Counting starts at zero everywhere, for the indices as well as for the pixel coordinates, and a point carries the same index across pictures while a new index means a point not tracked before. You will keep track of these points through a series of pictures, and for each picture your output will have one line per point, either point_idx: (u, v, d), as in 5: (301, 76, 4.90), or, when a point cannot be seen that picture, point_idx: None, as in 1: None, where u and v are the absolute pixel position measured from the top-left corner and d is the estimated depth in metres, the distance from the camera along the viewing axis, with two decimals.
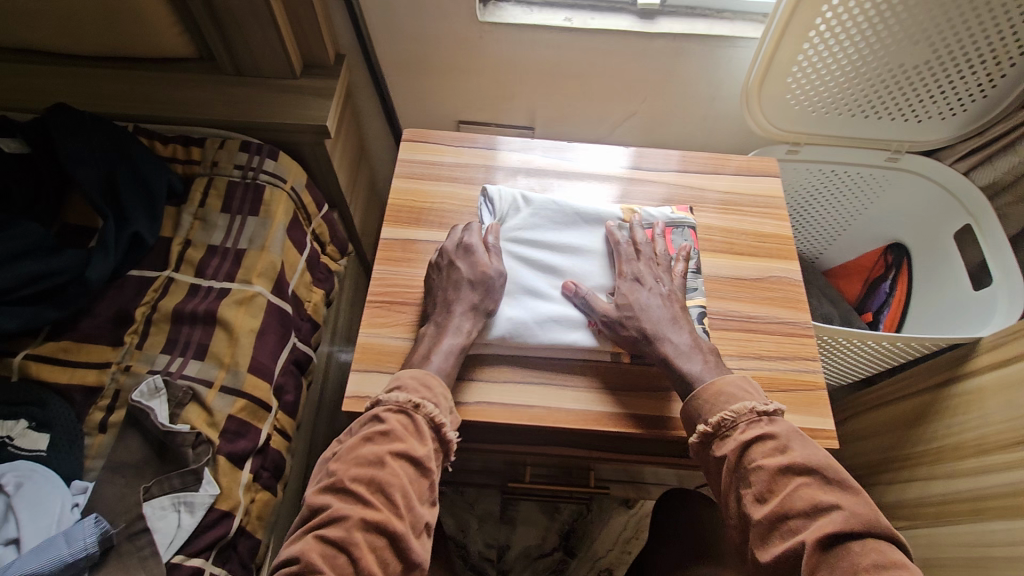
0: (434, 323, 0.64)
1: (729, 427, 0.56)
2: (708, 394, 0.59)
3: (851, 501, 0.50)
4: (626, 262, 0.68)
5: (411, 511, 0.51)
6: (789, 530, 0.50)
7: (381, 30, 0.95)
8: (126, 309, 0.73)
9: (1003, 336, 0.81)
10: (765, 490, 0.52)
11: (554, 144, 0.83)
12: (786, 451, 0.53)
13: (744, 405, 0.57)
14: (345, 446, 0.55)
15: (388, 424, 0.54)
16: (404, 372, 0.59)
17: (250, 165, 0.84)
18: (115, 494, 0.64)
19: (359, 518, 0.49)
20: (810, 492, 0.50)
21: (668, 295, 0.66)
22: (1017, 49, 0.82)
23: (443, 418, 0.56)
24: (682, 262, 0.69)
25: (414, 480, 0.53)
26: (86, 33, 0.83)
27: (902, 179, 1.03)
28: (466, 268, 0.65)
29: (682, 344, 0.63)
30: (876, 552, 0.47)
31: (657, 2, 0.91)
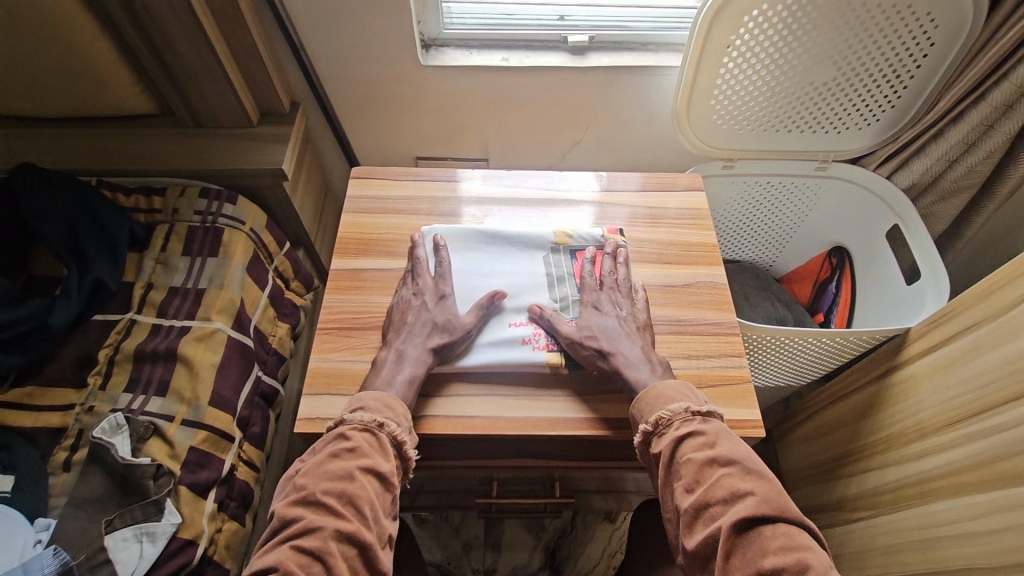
0: (396, 350, 0.66)
1: (665, 425, 0.59)
2: (647, 396, 0.62)
3: (765, 488, 0.52)
4: (587, 291, 0.73)
5: (377, 524, 0.53)
6: (709, 517, 0.51)
7: (332, 79, 1.01)
8: (89, 352, 0.76)
9: (929, 323, 0.86)
10: (693, 481, 0.54)
11: (495, 172, 0.88)
12: (714, 445, 0.55)
13: (678, 405, 0.60)
14: (311, 463, 0.55)
15: (354, 441, 0.56)
16: (367, 394, 0.61)
17: (209, 210, 0.89)
18: (77, 527, 0.67)
19: (333, 528, 0.50)
20: (731, 481, 0.52)
21: (625, 316, 0.70)
22: (914, 63, 0.87)
23: (404, 436, 0.58)
24: (642, 292, 0.74)
25: (379, 494, 0.54)
26: (50, 97, 0.89)
27: (833, 185, 1.08)
28: (436, 313, 0.69)
29: (631, 355, 0.66)
30: (786, 536, 0.48)
31: (586, 40, 0.98)
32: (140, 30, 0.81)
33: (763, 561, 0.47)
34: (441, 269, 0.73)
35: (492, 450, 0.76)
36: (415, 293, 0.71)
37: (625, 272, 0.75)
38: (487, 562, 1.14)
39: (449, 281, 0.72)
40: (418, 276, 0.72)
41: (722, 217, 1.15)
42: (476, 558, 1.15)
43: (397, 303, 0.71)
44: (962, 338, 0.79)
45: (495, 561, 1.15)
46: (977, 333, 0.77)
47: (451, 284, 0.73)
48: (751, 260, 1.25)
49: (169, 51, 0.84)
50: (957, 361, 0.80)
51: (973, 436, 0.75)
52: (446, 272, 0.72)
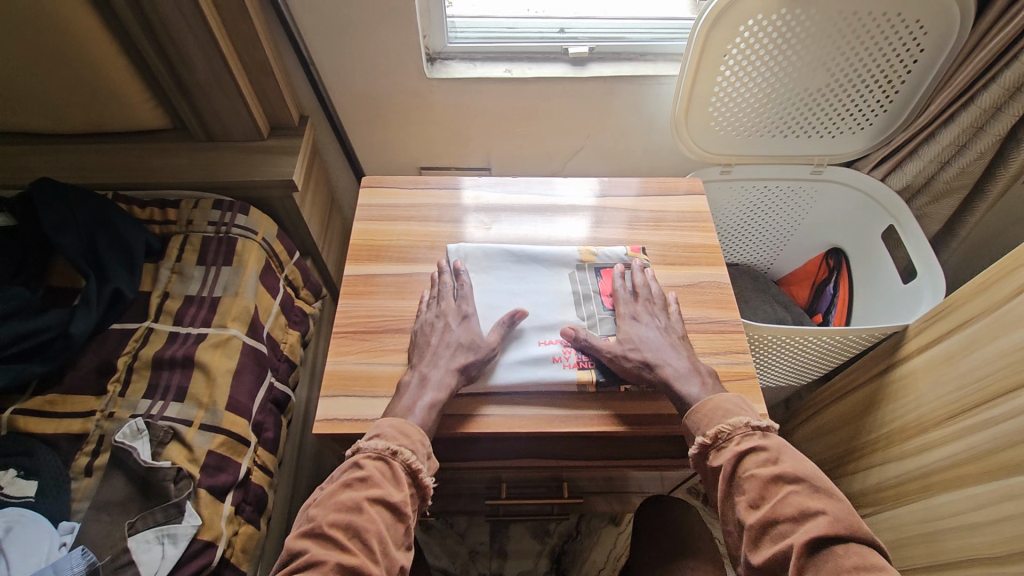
0: (420, 374, 0.66)
1: (725, 438, 0.60)
2: (704, 409, 0.63)
3: (836, 507, 0.53)
4: (624, 303, 0.74)
5: (386, 557, 0.53)
6: (778, 534, 0.53)
7: (339, 92, 1.04)
8: (109, 359, 0.78)
9: (926, 320, 0.88)
10: (758, 497, 0.55)
11: (500, 179, 0.91)
12: (777, 462, 0.57)
13: (739, 419, 0.61)
14: (325, 492, 0.57)
15: (367, 471, 0.57)
16: (384, 421, 0.61)
17: (222, 221, 0.91)
18: (101, 530, 0.68)
19: (337, 562, 0.51)
20: (799, 499, 0.54)
21: (665, 329, 0.72)
22: (905, 69, 0.90)
23: (419, 464, 0.59)
24: (676, 304, 0.75)
25: (390, 525, 0.55)
26: (67, 114, 0.91)
27: (828, 188, 1.11)
28: (460, 333, 0.69)
29: (681, 368, 0.67)
30: (858, 555, 0.50)
31: (586, 50, 1.01)
32: (157, 47, 0.83)
33: None
34: (461, 292, 0.73)
35: (502, 450, 0.78)
36: (436, 315, 0.71)
37: (656, 287, 0.77)
38: (493, 568, 1.15)
39: (470, 301, 0.73)
40: (437, 300, 0.73)
41: (722, 220, 1.17)
42: (483, 564, 1.15)
43: (419, 327, 0.72)
44: (959, 333, 0.81)
45: (501, 568, 1.15)
46: (973, 328, 0.79)
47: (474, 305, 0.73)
48: (751, 263, 1.28)
49: (184, 67, 0.87)
50: (955, 355, 0.82)
51: (973, 428, 0.77)
52: (466, 295, 0.73)
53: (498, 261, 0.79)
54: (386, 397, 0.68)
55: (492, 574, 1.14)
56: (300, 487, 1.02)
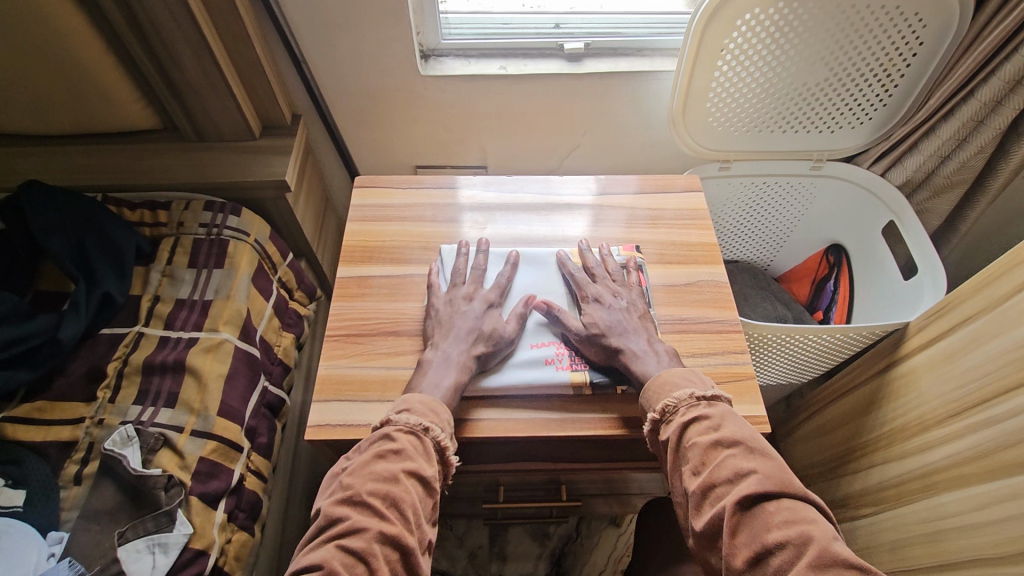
0: (441, 352, 0.66)
1: (672, 411, 0.59)
2: (654, 386, 0.63)
3: (769, 467, 0.52)
4: (586, 286, 0.73)
5: (420, 529, 0.52)
6: (716, 497, 0.52)
7: (332, 91, 1.03)
8: (98, 365, 0.77)
9: (927, 318, 0.87)
10: (699, 463, 0.54)
11: (495, 178, 0.90)
12: (719, 428, 0.56)
13: (684, 392, 0.60)
14: (357, 462, 0.55)
15: (400, 443, 0.55)
16: (413, 396, 0.61)
17: (214, 222, 0.90)
18: (90, 539, 0.67)
19: (378, 530, 0.49)
20: (735, 461, 0.53)
21: (628, 308, 0.71)
22: (904, 62, 0.89)
23: (447, 441, 0.58)
24: (634, 274, 0.76)
25: (422, 498, 0.54)
26: (55, 114, 0.90)
27: (829, 185, 1.09)
28: (484, 321, 0.69)
29: (639, 348, 0.67)
30: (790, 510, 0.49)
31: (581, 46, 0.99)
32: (146, 47, 0.82)
33: (768, 535, 0.47)
34: (499, 282, 0.74)
35: (500, 454, 0.76)
36: (463, 298, 0.72)
37: (615, 262, 0.77)
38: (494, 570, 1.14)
39: (501, 291, 0.73)
40: (452, 286, 0.73)
41: (721, 216, 1.15)
42: (484, 566, 1.14)
43: (435, 309, 0.71)
44: (961, 330, 0.80)
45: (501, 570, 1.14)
46: (975, 325, 0.78)
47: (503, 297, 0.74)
48: (751, 260, 1.26)
49: (173, 68, 0.85)
50: (957, 353, 0.80)
51: (975, 427, 0.75)
52: (501, 286, 0.74)
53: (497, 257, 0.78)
54: (380, 402, 0.67)
55: None
56: (296, 492, 1.01)
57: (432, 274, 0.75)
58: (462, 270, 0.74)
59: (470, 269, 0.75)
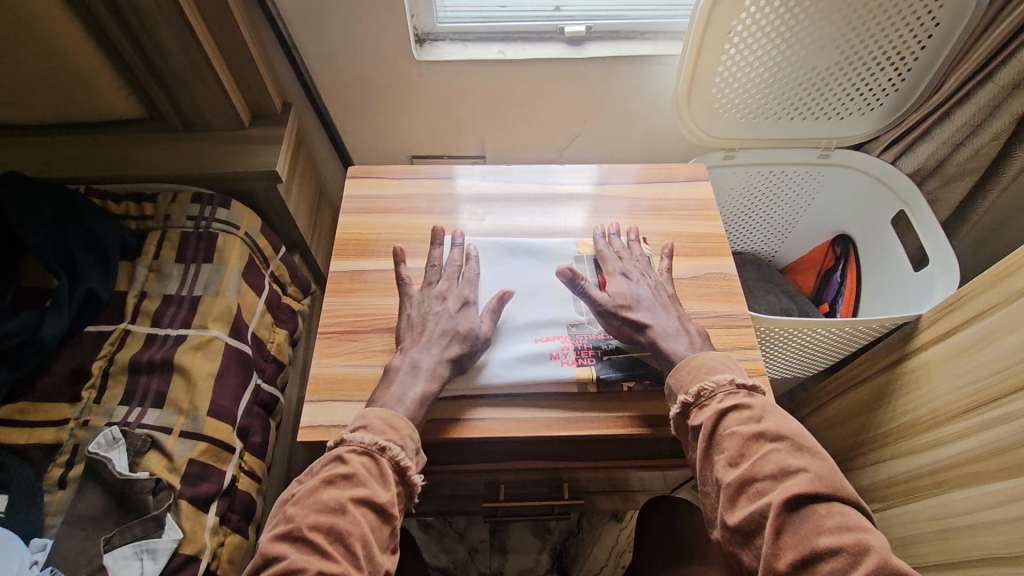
0: (409, 360, 0.62)
1: (708, 396, 0.57)
2: (688, 366, 0.60)
3: (818, 466, 0.50)
4: (613, 262, 0.71)
5: (370, 562, 0.49)
6: (756, 494, 0.50)
7: (324, 78, 0.99)
8: (82, 365, 0.74)
9: (940, 310, 0.84)
10: (738, 454, 0.52)
11: (494, 167, 0.86)
12: (760, 420, 0.53)
13: (723, 377, 0.58)
14: (306, 488, 0.52)
15: (350, 467, 0.52)
16: (372, 411, 0.57)
17: (201, 215, 0.87)
18: (74, 546, 0.65)
19: (319, 570, 0.47)
20: (781, 456, 0.50)
21: (655, 286, 0.69)
22: (918, 44, 0.85)
23: (408, 462, 0.55)
24: (664, 259, 0.73)
25: (375, 527, 0.51)
26: (35, 103, 0.87)
27: (837, 173, 1.06)
28: (460, 322, 0.65)
29: (669, 327, 0.65)
30: (842, 515, 0.47)
31: (583, 29, 0.96)
32: (127, 32, 0.78)
33: (817, 539, 0.46)
34: (468, 275, 0.69)
35: (500, 453, 0.74)
36: (436, 297, 0.67)
37: (640, 249, 0.74)
38: (494, 566, 1.12)
39: (473, 286, 0.69)
40: (425, 284, 0.69)
41: (725, 207, 1.12)
42: (483, 562, 1.12)
43: (410, 308, 0.67)
44: (975, 324, 0.78)
45: (501, 566, 1.12)
46: (990, 319, 0.75)
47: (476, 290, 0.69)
48: (755, 250, 1.23)
49: (157, 55, 0.82)
50: (969, 347, 0.78)
51: (989, 424, 0.73)
52: (472, 280, 0.69)
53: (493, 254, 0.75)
54: None
55: (492, 572, 1.11)
56: None
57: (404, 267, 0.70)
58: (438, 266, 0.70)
59: (447, 264, 0.71)
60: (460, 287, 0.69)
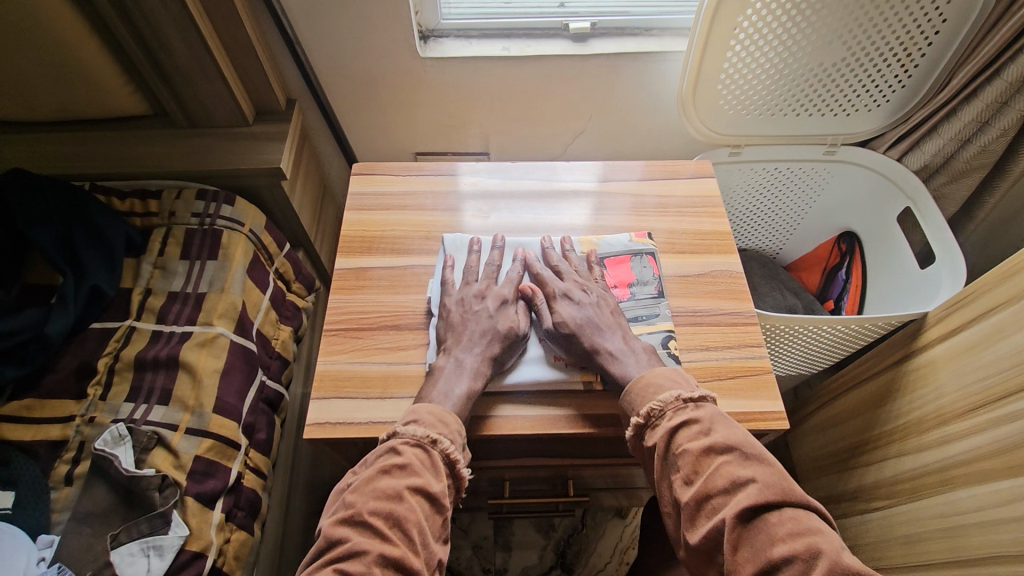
0: (454, 358, 0.63)
1: (658, 415, 0.57)
2: (637, 389, 0.60)
3: (768, 474, 0.50)
4: (553, 281, 0.70)
5: (425, 548, 0.50)
6: (712, 509, 0.50)
7: (329, 75, 0.99)
8: (88, 362, 0.74)
9: (948, 307, 0.84)
10: (691, 472, 0.52)
11: (499, 165, 0.86)
12: (709, 433, 0.54)
13: (671, 394, 0.58)
14: (361, 478, 0.53)
15: (405, 458, 0.53)
16: (423, 406, 0.58)
17: (207, 212, 0.87)
18: (81, 543, 0.65)
19: (378, 553, 0.47)
20: (730, 469, 0.51)
21: (598, 302, 0.68)
22: (925, 40, 0.85)
23: (458, 455, 0.56)
24: (597, 267, 0.74)
25: (428, 516, 0.52)
26: (40, 100, 0.86)
27: (843, 170, 1.05)
28: (501, 322, 0.66)
29: (616, 348, 0.64)
30: (793, 521, 0.47)
31: (587, 25, 0.95)
32: (132, 28, 0.78)
33: (773, 550, 0.46)
34: (512, 278, 0.71)
35: (505, 450, 0.74)
36: (475, 297, 0.69)
37: (577, 258, 0.74)
38: (498, 563, 1.12)
39: (514, 287, 0.70)
40: (465, 283, 0.71)
41: (731, 203, 1.12)
42: (487, 559, 1.12)
43: (448, 307, 0.68)
44: (983, 321, 0.77)
45: (505, 562, 1.12)
46: (997, 317, 0.75)
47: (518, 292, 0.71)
48: (760, 248, 1.23)
49: (162, 51, 0.81)
50: (977, 345, 0.77)
51: (996, 422, 0.73)
52: (513, 281, 0.71)
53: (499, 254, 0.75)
54: (381, 400, 0.64)
55: (496, 569, 1.11)
56: (297, 487, 0.99)
57: (445, 270, 0.72)
58: (475, 268, 0.72)
59: (483, 266, 0.72)
60: (498, 287, 0.70)
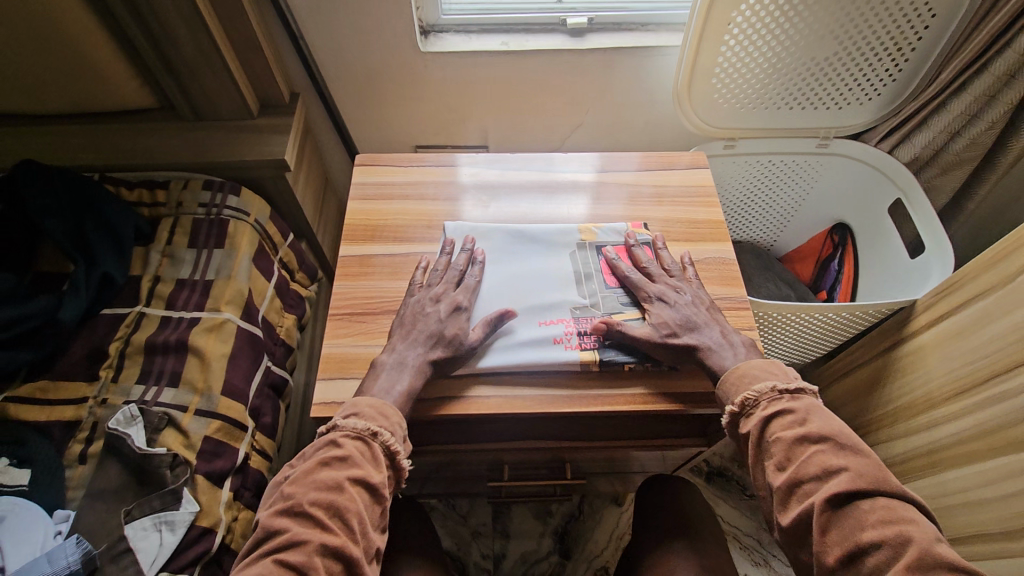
0: (397, 356, 0.64)
1: (752, 405, 0.58)
2: (732, 377, 0.61)
3: (860, 464, 0.51)
4: (646, 284, 0.71)
5: (365, 537, 0.52)
6: (803, 494, 0.51)
7: (330, 69, 1.01)
8: (100, 345, 0.77)
9: (931, 295, 0.85)
10: (784, 458, 0.54)
11: (497, 156, 0.88)
12: (804, 423, 0.55)
13: (766, 384, 0.59)
14: (300, 471, 0.55)
15: (344, 450, 0.55)
16: (362, 400, 0.59)
17: (213, 202, 0.89)
18: (96, 518, 0.67)
19: (320, 542, 0.50)
20: (824, 457, 0.52)
21: (693, 301, 0.69)
22: (915, 35, 0.87)
23: (398, 446, 0.57)
24: (688, 268, 0.74)
25: (369, 506, 0.54)
26: (50, 93, 0.88)
27: (835, 163, 1.07)
28: (448, 326, 0.66)
29: (714, 343, 0.65)
30: (885, 509, 0.48)
31: (585, 21, 0.97)
32: (141, 23, 0.80)
33: (862, 534, 0.48)
34: (467, 282, 0.71)
35: (505, 432, 0.76)
36: (431, 299, 0.69)
37: (669, 257, 0.75)
38: (497, 549, 1.14)
39: (470, 293, 0.70)
40: (426, 284, 0.71)
41: (726, 195, 1.14)
42: (486, 544, 1.15)
43: (405, 307, 0.69)
44: (968, 308, 0.79)
45: (504, 548, 1.14)
46: (980, 304, 0.77)
47: (473, 299, 0.71)
48: (754, 240, 1.25)
49: (169, 45, 0.83)
50: (962, 332, 0.80)
51: (981, 405, 0.75)
52: (470, 287, 0.71)
53: (498, 243, 0.77)
54: None
55: (495, 555, 1.14)
56: None
57: (417, 268, 0.73)
58: (440, 270, 0.72)
59: (448, 268, 0.72)
60: (456, 292, 0.70)
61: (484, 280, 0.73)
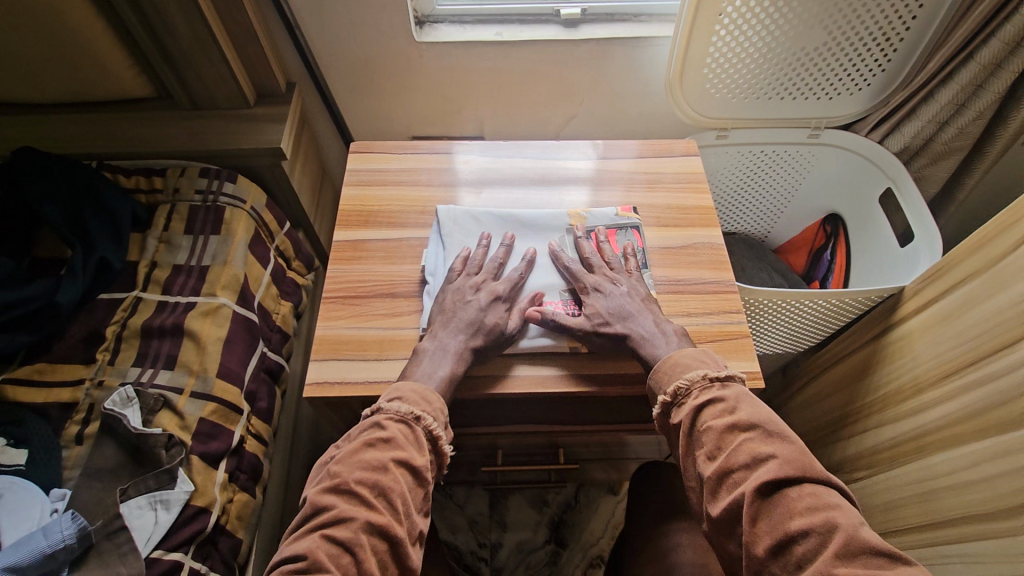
0: (438, 342, 0.65)
1: (684, 394, 0.59)
2: (665, 367, 0.62)
3: (788, 451, 0.52)
4: (583, 275, 0.72)
5: (409, 518, 0.53)
6: (733, 483, 0.52)
7: (326, 59, 1.02)
8: (97, 328, 0.78)
9: (923, 281, 0.86)
10: (714, 447, 0.54)
11: (492, 143, 0.89)
12: (734, 411, 0.56)
13: (697, 373, 0.60)
14: (346, 450, 0.56)
15: (389, 432, 0.56)
16: (404, 385, 0.60)
17: (209, 189, 0.90)
18: (92, 496, 0.68)
19: (366, 520, 0.50)
20: (752, 445, 0.53)
21: (628, 293, 0.70)
22: (903, 25, 0.88)
23: (440, 431, 0.58)
24: (629, 259, 0.75)
25: (412, 487, 0.54)
26: (48, 82, 0.89)
27: (826, 153, 1.08)
28: (490, 317, 0.67)
29: (646, 332, 0.66)
30: (813, 496, 0.49)
31: (578, 11, 0.98)
32: (138, 12, 0.81)
33: (790, 523, 0.48)
34: (511, 274, 0.72)
35: (497, 415, 0.77)
36: (471, 288, 0.70)
37: (611, 250, 0.75)
38: (493, 539, 1.15)
39: (512, 285, 0.71)
40: (465, 274, 0.71)
41: (718, 185, 1.15)
42: (482, 533, 1.15)
43: (444, 294, 0.70)
44: (956, 292, 0.80)
45: (500, 537, 1.15)
46: (966, 288, 0.78)
47: (516, 290, 0.71)
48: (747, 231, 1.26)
49: (166, 34, 0.84)
50: (949, 316, 0.81)
51: (965, 387, 0.76)
52: (512, 279, 0.71)
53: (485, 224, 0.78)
54: (377, 360, 0.68)
55: (492, 544, 1.14)
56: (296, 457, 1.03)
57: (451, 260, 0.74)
58: (479, 261, 0.72)
59: (486, 259, 0.73)
60: (495, 282, 0.71)
61: (527, 276, 0.73)
